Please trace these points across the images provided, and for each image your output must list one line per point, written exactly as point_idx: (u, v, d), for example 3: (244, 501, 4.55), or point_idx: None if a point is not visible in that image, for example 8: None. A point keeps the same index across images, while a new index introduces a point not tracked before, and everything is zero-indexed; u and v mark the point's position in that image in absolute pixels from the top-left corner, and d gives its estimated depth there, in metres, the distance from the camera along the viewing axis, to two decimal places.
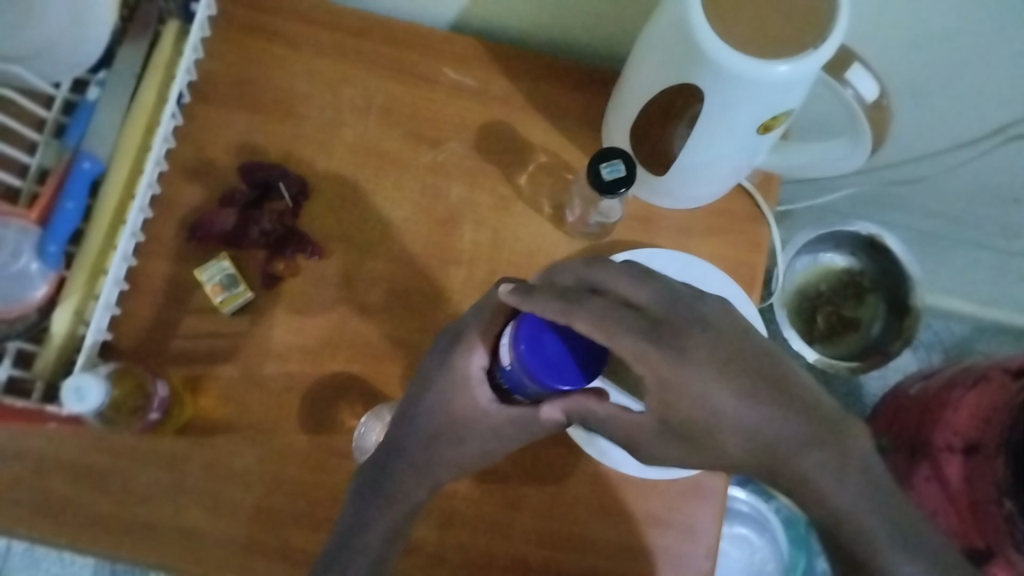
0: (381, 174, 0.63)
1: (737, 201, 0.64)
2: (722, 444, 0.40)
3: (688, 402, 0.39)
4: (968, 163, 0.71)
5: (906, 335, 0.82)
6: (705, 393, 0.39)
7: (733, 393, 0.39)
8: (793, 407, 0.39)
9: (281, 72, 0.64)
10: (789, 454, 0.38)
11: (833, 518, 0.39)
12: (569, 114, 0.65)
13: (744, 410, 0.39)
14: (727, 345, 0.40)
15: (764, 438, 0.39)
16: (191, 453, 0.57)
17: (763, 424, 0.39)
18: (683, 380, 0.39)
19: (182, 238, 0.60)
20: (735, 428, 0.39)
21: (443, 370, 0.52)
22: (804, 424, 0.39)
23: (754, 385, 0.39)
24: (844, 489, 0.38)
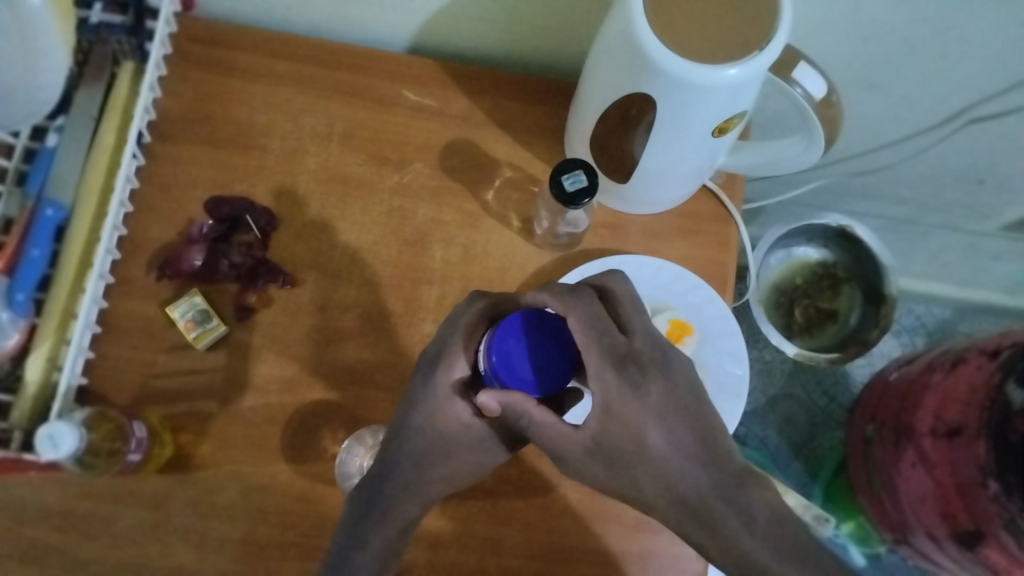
0: (348, 200, 0.63)
1: (703, 202, 0.64)
2: (641, 476, 0.45)
3: (626, 433, 0.45)
4: (931, 149, 0.72)
5: (883, 322, 0.82)
6: (642, 427, 0.45)
7: (667, 431, 0.45)
8: (710, 461, 0.45)
9: (241, 105, 0.64)
10: (692, 503, 0.44)
11: (738, 564, 0.43)
12: (530, 127, 0.65)
13: (672, 451, 0.45)
14: (678, 389, 0.46)
15: (677, 481, 0.45)
16: (175, 491, 0.57)
17: (682, 471, 0.45)
18: (630, 413, 0.45)
19: (152, 277, 0.60)
20: (656, 463, 0.45)
21: (426, 390, 0.52)
22: (718, 481, 0.45)
23: (687, 432, 0.46)
24: (752, 538, 0.44)
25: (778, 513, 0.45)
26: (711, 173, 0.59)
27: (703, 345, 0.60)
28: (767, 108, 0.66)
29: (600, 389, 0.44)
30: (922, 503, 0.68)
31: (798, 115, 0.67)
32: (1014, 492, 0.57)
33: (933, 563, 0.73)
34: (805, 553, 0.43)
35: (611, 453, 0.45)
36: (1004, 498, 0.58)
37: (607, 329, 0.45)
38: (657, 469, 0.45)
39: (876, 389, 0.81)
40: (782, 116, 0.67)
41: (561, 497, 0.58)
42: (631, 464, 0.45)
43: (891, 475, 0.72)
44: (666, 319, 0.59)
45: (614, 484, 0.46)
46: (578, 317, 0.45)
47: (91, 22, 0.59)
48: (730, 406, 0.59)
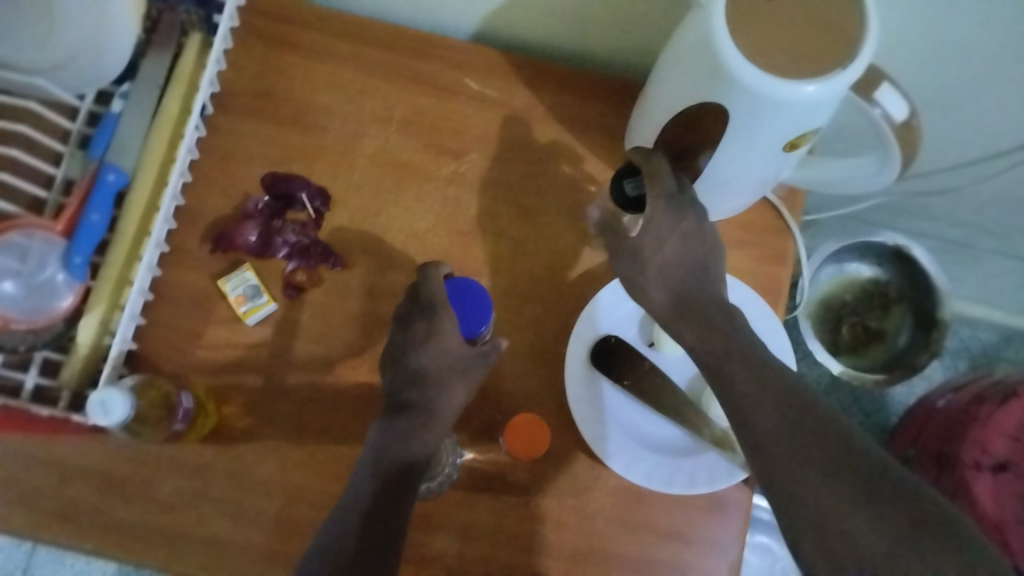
0: (403, 185, 0.63)
1: (762, 214, 0.63)
2: (650, 269, 0.48)
3: (651, 234, 0.48)
4: (1000, 174, 0.70)
5: (934, 346, 0.80)
6: (665, 235, 0.48)
7: (682, 250, 0.48)
8: (715, 304, 0.46)
9: (303, 83, 0.64)
10: (696, 313, 0.46)
11: (740, 420, 0.41)
12: (591, 124, 0.64)
13: (681, 264, 0.48)
14: (707, 232, 0.49)
15: (682, 292, 0.47)
16: (214, 462, 0.57)
17: (675, 282, 0.48)
18: (657, 227, 0.49)
19: (206, 249, 0.61)
20: (664, 264, 0.48)
21: (417, 332, 0.53)
22: (711, 313, 0.46)
23: (701, 260, 0.48)
24: (762, 408, 0.40)
25: (790, 397, 0.40)
26: (775, 186, 0.58)
27: None
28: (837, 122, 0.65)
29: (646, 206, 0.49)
30: None
31: (870, 132, 0.65)
32: None
33: None
34: (822, 457, 0.37)
35: (639, 253, 0.49)
36: None
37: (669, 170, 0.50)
38: (660, 263, 0.48)
39: (920, 415, 0.78)
40: (852, 130, 0.66)
41: (595, 498, 0.58)
42: (647, 262, 0.49)
43: None
44: None
45: (629, 283, 0.49)
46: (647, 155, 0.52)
47: None
48: None
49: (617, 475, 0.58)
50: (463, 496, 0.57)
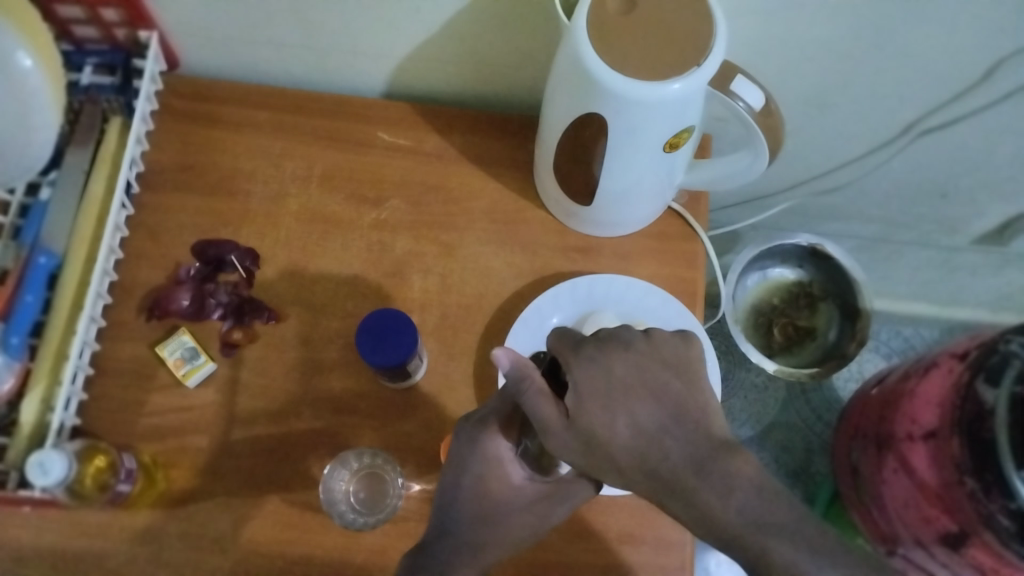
0: (328, 237, 0.66)
1: (669, 223, 0.66)
2: (613, 438, 0.46)
3: (597, 410, 0.46)
4: (888, 163, 0.74)
5: (860, 336, 0.81)
6: (609, 406, 0.46)
7: (634, 410, 0.46)
8: (687, 430, 0.46)
9: (224, 154, 0.67)
10: (648, 474, 0.45)
11: (720, 535, 0.43)
12: (500, 159, 0.68)
13: (642, 424, 0.46)
14: (654, 369, 0.47)
15: (649, 453, 0.45)
16: (167, 525, 0.58)
17: (645, 444, 0.45)
18: (595, 384, 0.47)
19: (143, 319, 0.63)
20: (630, 436, 0.46)
21: (472, 451, 0.56)
22: (693, 453, 0.45)
23: (661, 410, 0.46)
24: (728, 503, 0.43)
25: (764, 481, 0.44)
26: (673, 192, 0.62)
27: None
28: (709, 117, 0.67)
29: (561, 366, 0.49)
30: (908, 508, 0.68)
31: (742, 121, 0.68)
32: (992, 490, 0.58)
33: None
34: (787, 523, 0.42)
35: (592, 422, 0.46)
36: (981, 495, 0.59)
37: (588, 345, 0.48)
38: (624, 442, 0.46)
39: (859, 402, 0.81)
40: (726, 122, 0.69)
41: None
42: (603, 444, 0.46)
43: (877, 487, 0.73)
44: None
45: (598, 467, 0.47)
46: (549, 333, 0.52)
47: (81, 84, 0.63)
48: None
49: None
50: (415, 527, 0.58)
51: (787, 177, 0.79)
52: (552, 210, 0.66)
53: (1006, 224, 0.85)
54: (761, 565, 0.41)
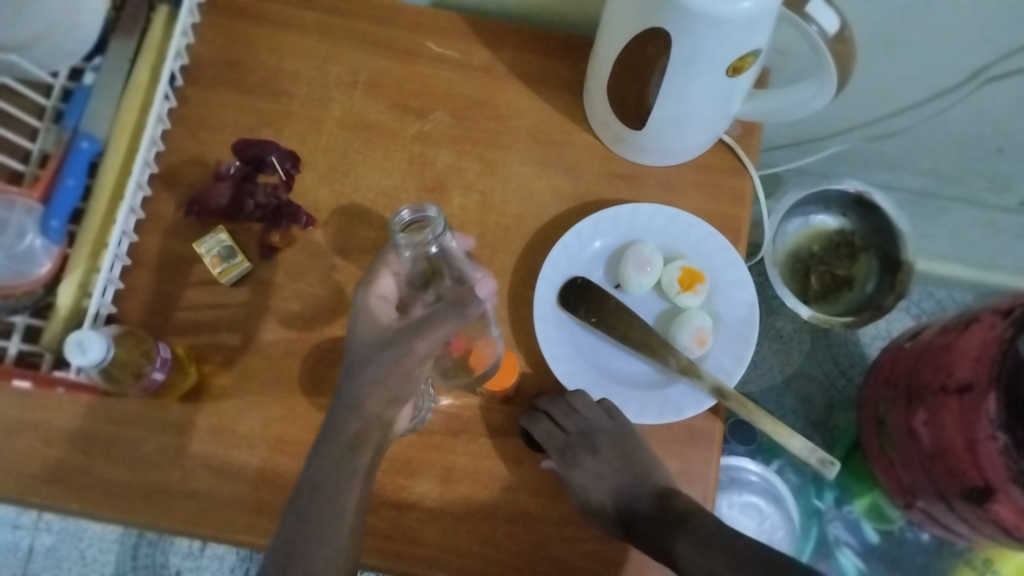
0: (370, 145, 0.64)
1: (719, 156, 0.65)
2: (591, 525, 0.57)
3: (590, 492, 0.57)
4: (948, 111, 0.72)
5: (899, 289, 0.78)
6: (597, 515, 0.56)
7: (606, 486, 0.57)
8: (653, 490, 0.57)
9: (269, 53, 0.66)
10: (624, 526, 0.56)
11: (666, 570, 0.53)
12: (550, 78, 0.66)
13: (601, 494, 0.57)
14: (612, 446, 0.58)
15: (617, 516, 0.56)
16: (198, 418, 0.59)
17: (612, 500, 0.57)
18: (584, 488, 0.57)
19: (181, 214, 0.62)
20: (599, 516, 0.56)
21: (361, 324, 0.51)
22: (648, 501, 0.56)
23: (626, 474, 0.58)
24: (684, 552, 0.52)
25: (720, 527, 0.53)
26: (727, 123, 0.60)
27: (716, 293, 0.62)
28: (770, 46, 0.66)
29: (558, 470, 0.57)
30: (933, 462, 0.68)
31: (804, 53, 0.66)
32: None
33: (945, 526, 0.74)
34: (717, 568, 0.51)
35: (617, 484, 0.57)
36: (1015, 452, 0.58)
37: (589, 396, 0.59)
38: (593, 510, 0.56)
39: (891, 354, 0.79)
40: (786, 54, 0.67)
41: None
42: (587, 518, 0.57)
43: (902, 437, 0.72)
44: (677, 267, 0.61)
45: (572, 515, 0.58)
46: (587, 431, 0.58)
47: None
48: (740, 352, 0.61)
49: None
50: (440, 440, 0.59)
51: (841, 120, 0.76)
52: (601, 134, 0.64)
53: None
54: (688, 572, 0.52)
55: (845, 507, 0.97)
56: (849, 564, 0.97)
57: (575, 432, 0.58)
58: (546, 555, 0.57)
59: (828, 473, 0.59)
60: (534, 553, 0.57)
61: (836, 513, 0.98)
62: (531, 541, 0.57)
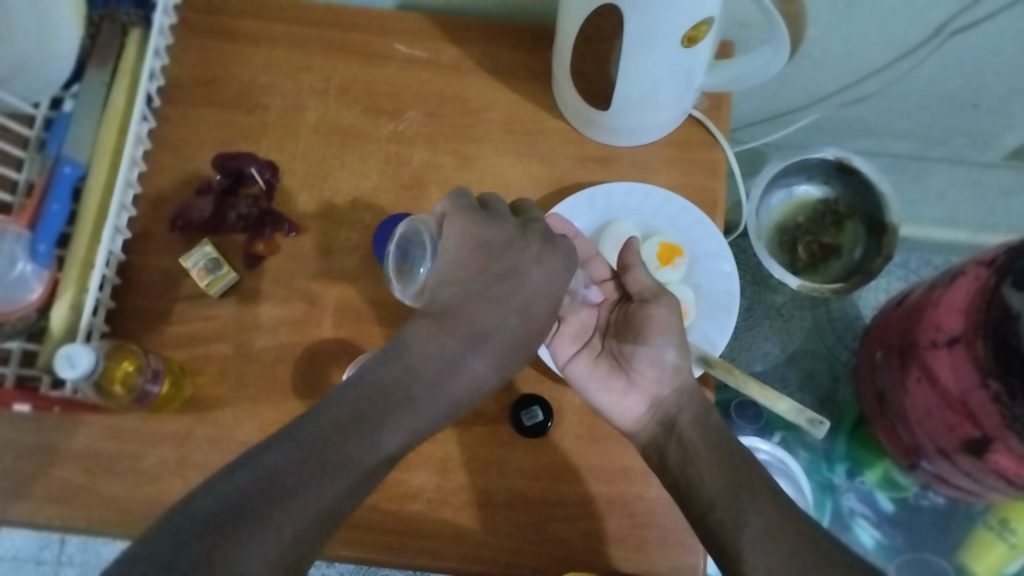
0: (347, 149, 0.66)
1: (690, 131, 0.65)
2: (635, 433, 0.56)
3: (638, 395, 0.57)
4: (918, 68, 0.72)
5: (887, 251, 0.79)
6: (638, 420, 0.56)
7: (668, 388, 0.56)
8: (705, 415, 0.54)
9: (243, 68, 0.67)
10: (670, 439, 0.54)
11: (705, 515, 0.48)
12: (519, 69, 0.67)
13: (646, 399, 0.56)
14: (673, 369, 0.56)
15: (657, 423, 0.55)
16: (196, 428, 0.60)
17: (653, 405, 0.56)
18: (629, 395, 0.57)
19: (167, 230, 0.64)
20: (636, 419, 0.56)
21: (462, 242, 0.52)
22: (696, 416, 0.54)
23: (672, 388, 0.56)
24: (711, 485, 0.49)
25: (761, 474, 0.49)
26: (691, 98, 0.61)
27: (695, 265, 0.63)
28: (732, 19, 0.67)
29: (614, 372, 0.58)
30: (930, 418, 0.68)
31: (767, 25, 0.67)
32: None
33: (953, 485, 0.74)
34: (754, 510, 0.47)
35: (671, 360, 0.56)
36: (1006, 399, 0.58)
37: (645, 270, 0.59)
38: (634, 415, 0.56)
39: (883, 317, 0.79)
40: (750, 26, 0.68)
41: (562, 419, 0.60)
42: (638, 426, 0.56)
43: (900, 397, 0.72)
44: (655, 243, 0.62)
45: (630, 420, 0.56)
46: (627, 338, 0.59)
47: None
48: (724, 321, 0.61)
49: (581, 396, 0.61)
50: (436, 432, 0.60)
51: (814, 89, 0.77)
52: (572, 120, 0.65)
53: None
54: (725, 541, 0.46)
55: (858, 478, 0.96)
56: (868, 536, 0.96)
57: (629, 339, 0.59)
58: (548, 537, 0.58)
59: (820, 435, 0.57)
60: (535, 535, 0.58)
61: (849, 485, 0.97)
62: (532, 524, 0.58)
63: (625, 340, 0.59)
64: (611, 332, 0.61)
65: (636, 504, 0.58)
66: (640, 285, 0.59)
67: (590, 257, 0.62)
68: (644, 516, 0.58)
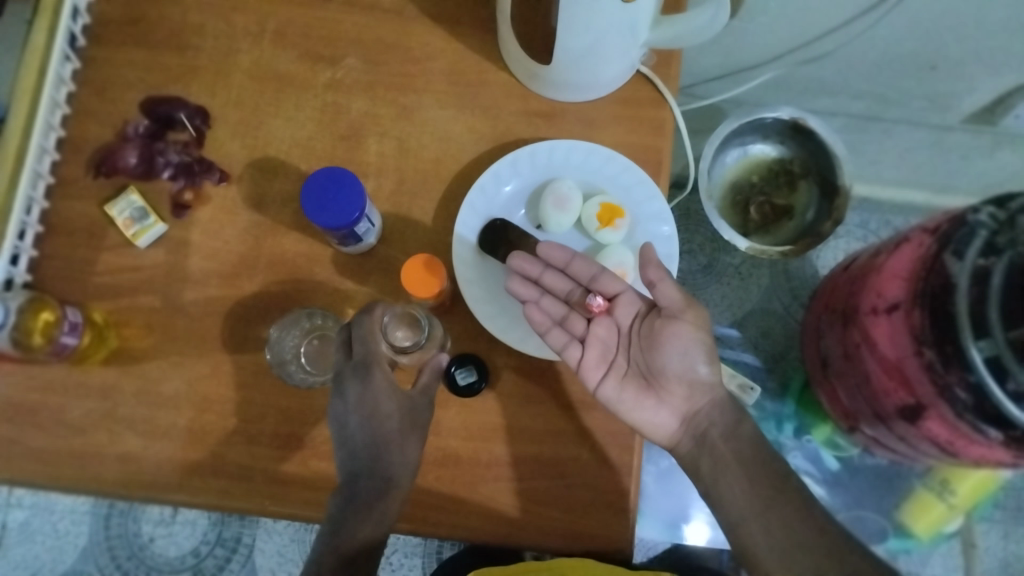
0: (282, 96, 0.63)
1: (636, 88, 0.63)
2: (674, 446, 0.59)
3: (675, 412, 0.59)
4: (876, 26, 0.70)
5: (836, 214, 0.78)
6: (673, 434, 0.59)
7: (699, 401, 0.58)
8: (738, 421, 0.57)
9: (173, 7, 0.64)
10: (703, 453, 0.57)
11: (734, 526, 0.54)
12: (462, 15, 0.64)
13: (679, 413, 0.58)
14: (702, 385, 0.58)
15: (692, 437, 0.58)
16: (122, 381, 0.59)
17: (687, 419, 0.59)
18: (662, 413, 0.58)
19: (91, 176, 0.61)
20: (673, 435, 0.59)
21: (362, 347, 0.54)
22: (727, 427, 0.57)
23: (704, 401, 0.58)
24: (735, 498, 0.55)
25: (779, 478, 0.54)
26: (637, 52, 0.59)
27: (635, 227, 0.62)
28: None
29: (642, 391, 0.58)
30: (869, 382, 0.68)
31: None
32: (952, 362, 0.57)
33: (890, 448, 0.75)
34: (772, 518, 0.53)
35: (702, 376, 0.57)
36: (940, 367, 0.58)
37: (671, 282, 0.56)
38: (671, 431, 0.59)
39: (830, 279, 0.78)
40: None
41: (496, 379, 0.59)
42: (673, 438, 0.59)
43: (842, 359, 0.72)
44: (596, 203, 0.61)
45: (667, 435, 0.59)
46: (653, 355, 0.58)
47: None
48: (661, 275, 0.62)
49: (517, 356, 0.60)
50: None
51: (771, 44, 0.75)
52: (515, 72, 0.63)
53: (997, 100, 0.81)
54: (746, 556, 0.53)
55: (805, 437, 0.95)
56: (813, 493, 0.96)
57: (653, 356, 0.58)
58: (478, 496, 0.58)
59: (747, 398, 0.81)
60: (465, 496, 0.58)
61: (797, 445, 0.95)
62: (463, 484, 0.58)
63: (652, 357, 0.58)
64: (631, 342, 0.60)
65: (570, 465, 0.58)
66: (668, 300, 0.56)
67: (596, 274, 0.59)
68: (576, 476, 0.58)
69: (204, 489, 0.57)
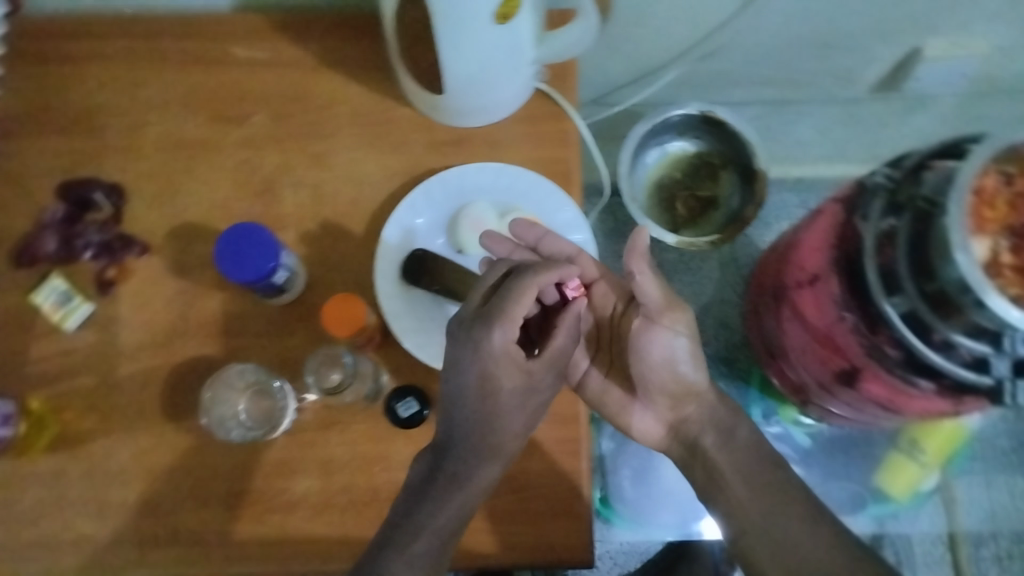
0: (194, 162, 0.64)
1: (537, 105, 0.65)
2: (659, 445, 0.64)
3: (662, 417, 0.63)
4: (763, 14, 0.72)
5: (757, 198, 0.80)
6: (662, 435, 0.63)
7: (689, 408, 0.61)
8: (730, 428, 0.60)
9: (77, 91, 0.65)
10: (698, 460, 0.61)
11: (737, 528, 0.57)
12: (360, 57, 0.66)
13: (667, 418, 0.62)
14: (687, 395, 0.60)
15: (683, 442, 0.62)
16: (68, 464, 0.59)
17: (677, 425, 0.62)
18: (647, 416, 0.63)
19: (14, 267, 0.62)
20: (659, 438, 0.63)
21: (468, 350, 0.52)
22: (720, 434, 0.60)
23: (695, 409, 0.61)
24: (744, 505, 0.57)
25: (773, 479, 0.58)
26: (528, 71, 0.60)
27: None
28: None
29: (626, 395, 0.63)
30: (805, 354, 0.69)
31: None
32: (876, 324, 0.58)
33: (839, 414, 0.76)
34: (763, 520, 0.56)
35: (687, 386, 0.59)
36: (865, 329, 0.59)
37: (649, 274, 0.54)
38: (661, 433, 0.63)
39: (761, 261, 0.80)
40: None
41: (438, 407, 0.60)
42: (661, 440, 0.64)
43: (778, 334, 0.73)
44: None
45: (658, 437, 0.63)
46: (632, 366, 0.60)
47: None
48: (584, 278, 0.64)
49: None
50: (313, 436, 0.59)
51: (669, 44, 0.77)
52: (417, 105, 0.64)
53: (896, 67, 0.83)
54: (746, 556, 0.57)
55: (772, 419, 0.95)
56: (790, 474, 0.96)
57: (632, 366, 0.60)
58: None
59: None
60: None
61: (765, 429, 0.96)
62: None
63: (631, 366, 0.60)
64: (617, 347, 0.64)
65: (522, 480, 0.58)
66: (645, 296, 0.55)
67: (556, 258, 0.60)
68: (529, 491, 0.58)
69: (162, 559, 0.57)
